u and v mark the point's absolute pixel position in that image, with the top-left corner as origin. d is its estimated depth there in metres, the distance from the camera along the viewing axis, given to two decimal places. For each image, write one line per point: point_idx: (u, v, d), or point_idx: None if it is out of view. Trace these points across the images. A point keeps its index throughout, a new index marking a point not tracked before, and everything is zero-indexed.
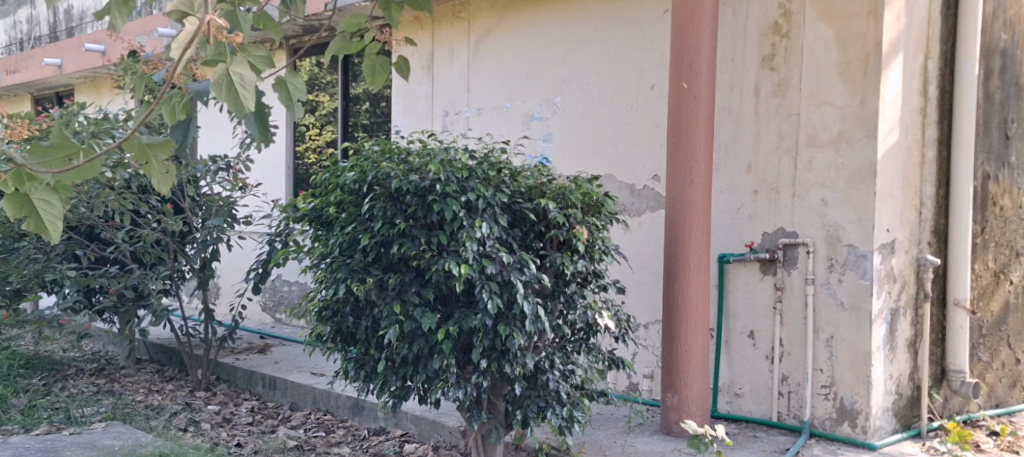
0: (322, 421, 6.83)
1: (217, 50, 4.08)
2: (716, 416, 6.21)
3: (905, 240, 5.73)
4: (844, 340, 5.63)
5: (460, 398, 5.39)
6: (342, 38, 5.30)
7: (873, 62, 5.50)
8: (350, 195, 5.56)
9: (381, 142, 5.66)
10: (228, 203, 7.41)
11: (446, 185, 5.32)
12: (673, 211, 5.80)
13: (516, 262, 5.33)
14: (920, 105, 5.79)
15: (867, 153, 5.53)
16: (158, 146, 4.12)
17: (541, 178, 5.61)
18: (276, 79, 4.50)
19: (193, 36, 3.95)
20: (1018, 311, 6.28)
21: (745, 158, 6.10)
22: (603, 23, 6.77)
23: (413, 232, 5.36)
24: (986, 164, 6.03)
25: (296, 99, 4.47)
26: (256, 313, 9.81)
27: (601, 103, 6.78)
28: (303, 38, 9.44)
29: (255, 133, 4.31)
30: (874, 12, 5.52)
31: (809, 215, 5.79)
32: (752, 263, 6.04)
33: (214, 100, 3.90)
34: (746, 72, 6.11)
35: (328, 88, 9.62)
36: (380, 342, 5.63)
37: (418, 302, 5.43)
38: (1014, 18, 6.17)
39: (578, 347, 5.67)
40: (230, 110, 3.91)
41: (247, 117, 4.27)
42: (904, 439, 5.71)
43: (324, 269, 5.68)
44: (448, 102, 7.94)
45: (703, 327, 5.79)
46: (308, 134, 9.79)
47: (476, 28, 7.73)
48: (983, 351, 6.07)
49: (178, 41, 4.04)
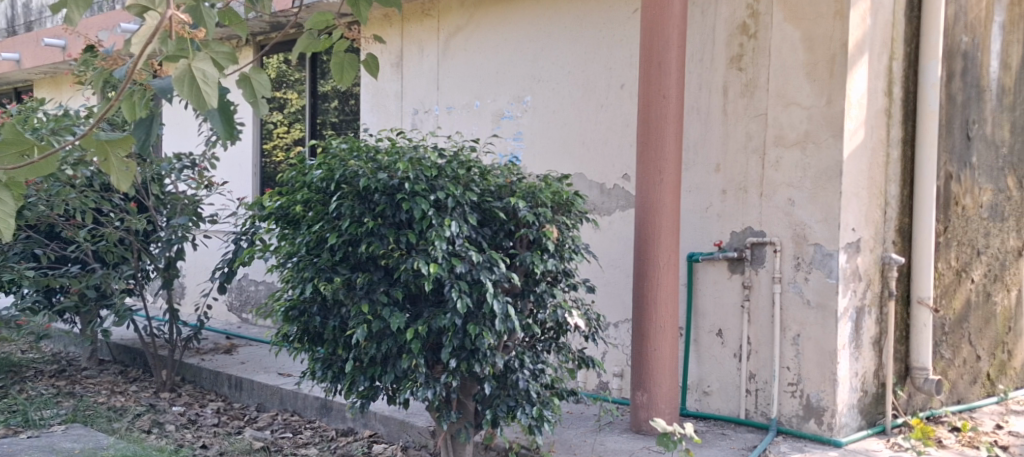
0: (290, 422, 6.77)
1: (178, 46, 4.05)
2: (685, 414, 6.25)
3: (870, 239, 5.80)
4: (810, 338, 5.70)
5: (430, 398, 5.38)
6: (310, 35, 5.22)
7: (839, 63, 5.57)
8: (318, 193, 5.52)
9: (349, 140, 5.62)
10: (194, 201, 7.31)
11: (415, 183, 5.29)
12: (642, 210, 5.83)
13: (486, 261, 5.32)
14: (885, 105, 5.86)
15: (834, 153, 5.58)
16: (118, 142, 4.04)
17: (511, 177, 5.61)
18: (241, 76, 4.44)
19: (155, 31, 3.86)
20: (979, 309, 6.39)
21: (713, 158, 6.15)
22: (572, 22, 6.78)
23: (382, 231, 5.32)
24: (948, 164, 6.11)
25: (260, 96, 4.42)
26: (222, 313, 9.70)
27: (570, 102, 6.79)
28: (270, 34, 9.35)
29: (220, 130, 4.25)
30: (840, 13, 5.58)
31: (777, 214, 5.85)
32: (720, 262, 6.08)
33: (177, 97, 3.84)
34: (714, 72, 6.16)
35: (297, 85, 9.54)
36: (348, 342, 5.59)
37: (387, 301, 5.38)
38: (975, 21, 6.27)
39: (548, 347, 5.67)
40: (193, 107, 3.85)
41: (211, 113, 4.21)
42: (869, 435, 5.79)
43: (291, 269, 5.62)
44: (418, 101, 7.90)
45: (672, 326, 5.82)
46: (276, 132, 9.69)
47: (446, 26, 7.70)
48: (946, 348, 6.17)
49: (138, 36, 3.93)
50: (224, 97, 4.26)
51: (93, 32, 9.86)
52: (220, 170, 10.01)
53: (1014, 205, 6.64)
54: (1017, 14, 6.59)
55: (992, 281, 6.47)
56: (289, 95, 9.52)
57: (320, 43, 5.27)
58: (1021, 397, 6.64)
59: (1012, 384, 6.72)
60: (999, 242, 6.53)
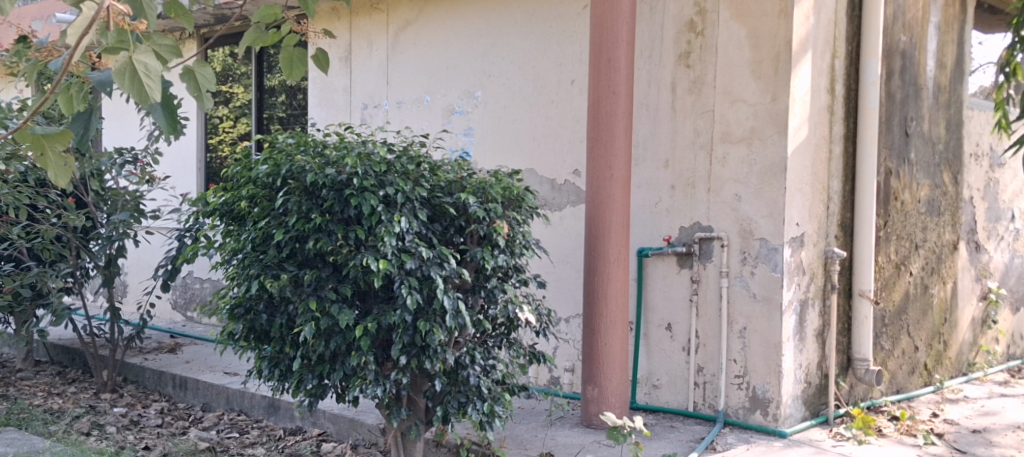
0: (235, 422, 6.66)
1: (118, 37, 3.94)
2: (635, 408, 6.31)
3: (813, 234, 5.93)
4: (756, 331, 5.81)
5: (380, 396, 5.34)
6: (258, 28, 5.12)
7: (784, 61, 5.68)
8: (264, 189, 5.44)
9: (295, 134, 5.56)
10: (135, 197, 7.16)
11: (364, 179, 5.25)
12: (593, 206, 5.88)
13: (436, 257, 5.30)
14: (828, 102, 6.00)
15: (778, 149, 5.70)
16: (55, 137, 3.89)
17: (461, 172, 5.60)
18: (184, 69, 4.33)
19: (91, 22, 3.72)
20: (917, 301, 6.59)
21: (662, 154, 6.22)
22: (522, 18, 6.79)
23: (330, 227, 5.26)
24: (888, 161, 6.27)
25: (205, 90, 4.31)
26: (166, 311, 9.50)
27: (520, 98, 6.81)
28: (214, 27, 9.20)
29: (163, 125, 4.12)
30: (784, 11, 5.68)
31: (723, 209, 5.94)
32: (670, 257, 6.16)
33: (117, 90, 3.72)
34: (663, 69, 6.24)
35: (243, 79, 9.42)
36: (296, 340, 5.51)
37: (335, 298, 5.31)
38: (913, 21, 6.44)
39: (499, 342, 5.67)
40: (134, 100, 3.74)
41: (153, 108, 4.09)
42: (813, 426, 5.92)
43: (236, 266, 5.54)
44: (367, 95, 7.83)
45: (622, 320, 5.88)
46: (221, 126, 9.53)
47: (395, 20, 7.63)
48: (886, 339, 6.33)
49: (75, 26, 3.83)
50: (167, 93, 4.14)
51: (25, 21, 9.57)
52: (162, 165, 9.79)
53: (950, 200, 6.86)
54: (952, 15, 6.80)
55: (929, 274, 6.68)
56: (235, 89, 9.39)
57: (269, 38, 5.19)
58: (956, 386, 6.86)
59: (947, 374, 6.93)
60: (935, 236, 6.74)
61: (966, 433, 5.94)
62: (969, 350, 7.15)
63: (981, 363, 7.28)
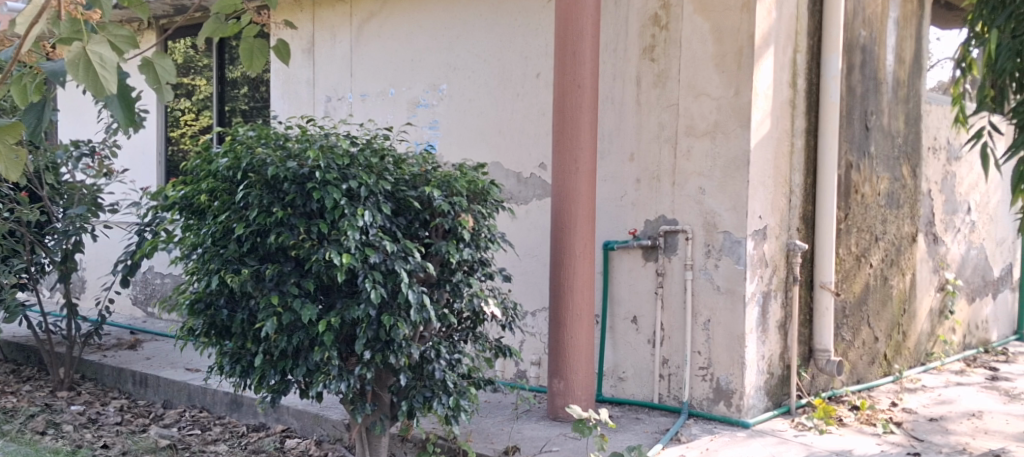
0: (197, 419, 6.58)
1: (73, 28, 3.83)
2: (601, 400, 6.34)
3: (776, 226, 6.00)
4: (719, 323, 5.87)
5: (343, 391, 5.29)
6: (217, 19, 5.03)
7: (746, 55, 5.73)
8: (224, 182, 5.36)
9: (256, 126, 5.48)
10: (92, 191, 6.99)
11: (326, 172, 5.19)
12: (558, 199, 5.89)
13: (400, 251, 5.26)
14: (790, 96, 6.06)
15: (741, 142, 5.75)
16: (5, 130, 3.58)
17: (426, 166, 5.56)
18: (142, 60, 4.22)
19: (43, 11, 3.61)
20: (877, 292, 6.70)
21: (628, 147, 6.25)
22: (487, 10, 6.77)
23: (292, 221, 5.19)
24: (849, 154, 6.35)
25: (164, 82, 4.23)
26: (125, 307, 9.34)
27: (485, 91, 6.79)
28: (173, 18, 9.03)
29: (119, 117, 4.01)
30: (747, 6, 5.73)
31: (687, 203, 5.99)
32: (635, 250, 6.19)
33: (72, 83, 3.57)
34: (627, 63, 6.26)
35: (205, 71, 9.28)
36: (257, 335, 5.43)
37: (298, 293, 5.25)
38: (872, 16, 6.53)
39: (465, 336, 5.66)
40: (90, 93, 3.59)
41: (110, 100, 3.96)
42: (775, 416, 5.99)
43: (196, 261, 5.44)
44: (331, 88, 7.75)
45: (588, 313, 5.91)
46: (183, 119, 9.40)
47: (358, 11, 7.55)
48: (847, 330, 6.43)
49: (25, 15, 3.68)
50: (124, 85, 4.06)
51: None
52: (121, 158, 9.63)
53: (909, 193, 6.98)
54: (910, 11, 6.91)
55: (888, 266, 6.80)
56: (197, 81, 9.26)
57: (228, 28, 5.10)
58: (914, 375, 6.99)
59: (906, 364, 7.06)
60: (894, 229, 6.86)
61: (924, 421, 6.06)
62: (926, 340, 7.28)
63: (938, 353, 7.43)
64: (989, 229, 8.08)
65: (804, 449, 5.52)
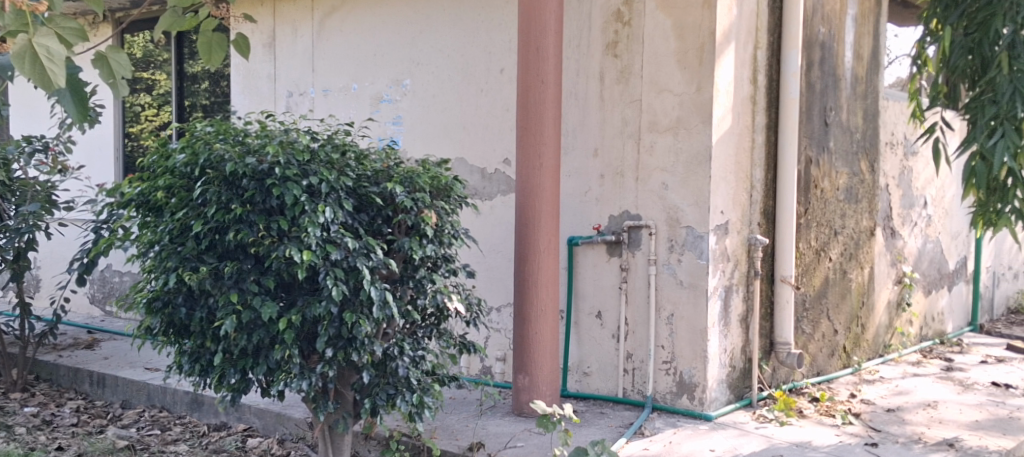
0: (157, 419, 6.48)
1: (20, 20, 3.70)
2: (565, 395, 6.37)
3: (737, 221, 6.05)
4: (682, 317, 5.92)
5: (305, 389, 5.24)
6: (174, 13, 4.93)
7: (708, 51, 5.77)
8: (181, 179, 5.26)
9: (215, 122, 5.39)
10: (46, 188, 6.83)
11: (286, 169, 5.12)
12: (521, 195, 5.90)
13: (362, 247, 5.21)
14: (751, 93, 6.12)
15: (703, 138, 5.80)
16: None
17: (388, 162, 5.52)
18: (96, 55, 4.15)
19: None
20: (836, 285, 6.81)
21: (592, 143, 6.26)
22: (450, 6, 6.75)
23: (251, 218, 5.11)
24: (808, 149, 6.44)
25: (119, 76, 4.13)
26: (82, 306, 9.16)
27: (449, 86, 6.77)
28: (130, 11, 8.88)
29: (72, 112, 3.92)
30: (708, 2, 5.78)
31: (651, 198, 6.02)
32: (599, 245, 6.21)
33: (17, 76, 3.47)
34: (591, 59, 6.27)
35: (166, 66, 9.15)
36: (217, 334, 5.35)
37: (258, 290, 5.17)
38: (831, 13, 6.63)
39: (429, 333, 5.62)
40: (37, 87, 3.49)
41: (62, 94, 3.89)
42: (737, 409, 6.06)
43: (153, 259, 5.33)
44: (292, 83, 7.66)
45: (552, 308, 5.92)
46: (143, 114, 9.26)
47: (320, 6, 7.47)
48: (807, 323, 6.52)
49: None
50: (78, 80, 3.98)
51: None
52: (76, 154, 9.44)
53: (867, 188, 7.10)
54: (868, 8, 7.01)
55: (848, 259, 6.91)
56: (158, 76, 9.12)
57: (186, 22, 5.00)
58: (872, 367, 7.12)
59: (865, 356, 7.19)
60: (853, 223, 6.97)
61: (881, 412, 6.17)
62: (884, 332, 7.42)
63: (896, 345, 7.57)
64: (944, 223, 8.25)
65: (765, 441, 5.58)
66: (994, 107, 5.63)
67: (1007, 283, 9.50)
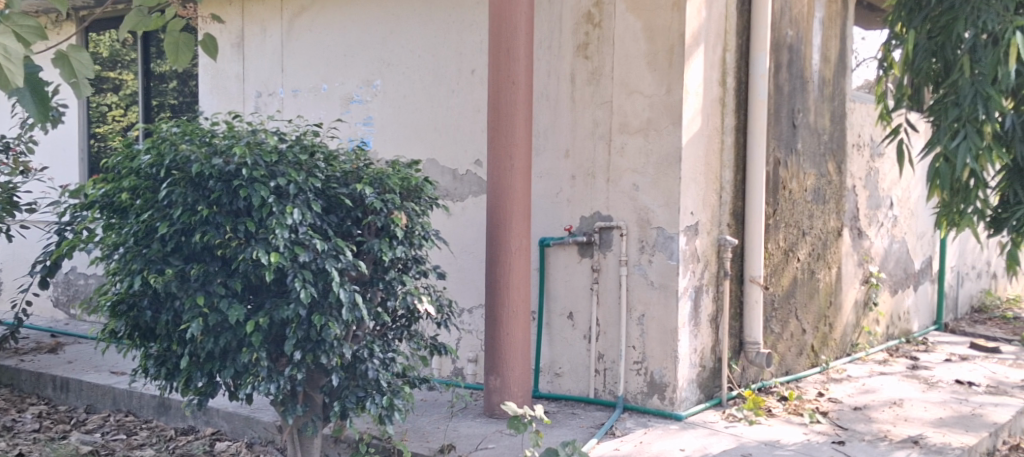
0: (122, 423, 6.39)
1: None
2: (537, 396, 6.37)
3: (707, 222, 6.09)
4: (653, 317, 5.94)
5: (273, 392, 5.17)
6: (140, 12, 4.84)
7: (677, 53, 5.81)
8: (146, 180, 5.18)
9: (180, 123, 5.32)
10: (8, 189, 6.69)
11: (254, 170, 5.04)
12: (492, 196, 5.89)
13: (331, 249, 5.15)
14: (720, 94, 6.16)
15: (674, 140, 5.82)
16: None
17: (358, 163, 5.48)
18: (57, 53, 4.08)
19: None
20: (804, 285, 6.88)
21: (563, 144, 6.27)
22: (420, 6, 6.72)
23: (217, 219, 5.03)
24: (777, 151, 6.50)
25: (81, 76, 4.06)
26: (45, 309, 9.00)
27: (420, 87, 6.74)
28: (94, 9, 8.75)
29: (32, 111, 3.85)
30: (677, 4, 5.81)
31: (622, 199, 6.04)
32: (570, 246, 6.22)
33: None
34: (561, 60, 6.28)
35: (133, 66, 9.03)
36: (183, 337, 5.27)
37: (225, 293, 5.09)
38: (799, 16, 6.70)
39: (399, 334, 5.59)
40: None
41: (21, 93, 3.82)
42: (707, 408, 6.10)
43: (118, 261, 5.23)
44: (260, 83, 7.58)
45: (523, 309, 5.91)
46: (111, 114, 9.13)
47: (289, 5, 7.41)
48: (775, 323, 6.59)
49: None
50: (38, 79, 3.91)
51: None
52: (39, 154, 9.31)
53: (834, 188, 7.19)
54: (835, 11, 7.10)
55: (815, 259, 6.99)
56: (125, 76, 9.01)
57: (152, 22, 4.90)
58: (840, 366, 7.21)
59: (832, 354, 7.27)
60: (821, 223, 7.05)
61: (848, 410, 6.24)
62: (852, 331, 7.51)
63: (863, 343, 7.67)
64: (909, 223, 8.37)
65: (734, 440, 5.63)
66: (957, 110, 5.67)
67: (971, 282, 9.67)
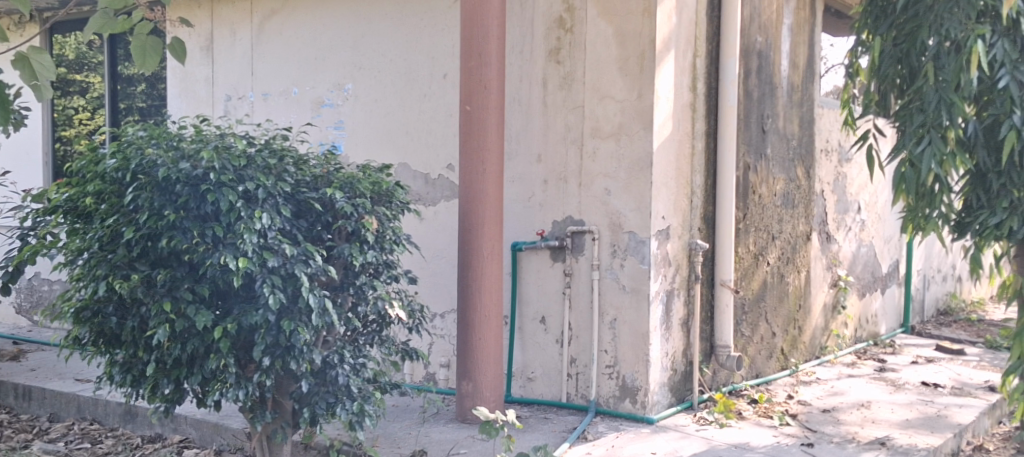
0: (87, 432, 6.30)
1: None
2: (510, 401, 6.36)
3: (678, 226, 6.13)
4: (625, 322, 5.96)
5: (241, 399, 5.10)
6: (105, 15, 4.68)
7: (648, 59, 5.84)
8: (112, 184, 5.10)
9: (148, 126, 5.20)
10: None
11: (221, 174, 4.95)
12: (464, 201, 5.88)
13: (301, 254, 5.06)
14: (690, 100, 6.20)
15: (645, 145, 5.85)
16: None
17: (328, 167, 5.45)
18: (17, 56, 3.99)
19: None
20: (773, 289, 6.94)
21: (535, 148, 6.28)
22: (392, 10, 6.69)
23: (185, 224, 4.94)
24: (747, 156, 6.56)
25: (42, 79, 3.98)
26: (6, 316, 8.86)
27: (392, 91, 6.71)
28: (58, 11, 8.64)
29: None
30: (647, 10, 5.84)
31: (594, 204, 6.06)
32: (543, 250, 6.23)
33: None
34: (534, 65, 6.29)
35: (100, 68, 8.93)
36: (150, 343, 5.16)
37: (192, 299, 4.99)
38: (767, 23, 6.76)
39: (370, 340, 5.52)
40: None
41: None
42: (678, 411, 6.13)
43: (82, 267, 5.13)
44: (230, 87, 7.52)
45: (495, 314, 5.90)
46: (77, 117, 9.11)
47: (259, 9, 7.34)
48: (745, 326, 6.64)
49: None
50: None
51: None
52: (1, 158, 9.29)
53: (803, 193, 7.27)
54: (803, 18, 7.19)
55: (785, 263, 7.06)
56: (91, 78, 8.92)
57: (118, 25, 4.74)
58: (809, 369, 7.28)
59: (802, 357, 7.34)
60: (790, 228, 7.12)
61: (817, 412, 6.30)
62: (821, 334, 7.59)
63: (832, 346, 7.75)
64: (877, 227, 8.48)
65: (705, 443, 5.66)
66: (922, 116, 5.67)
67: (937, 285, 9.82)
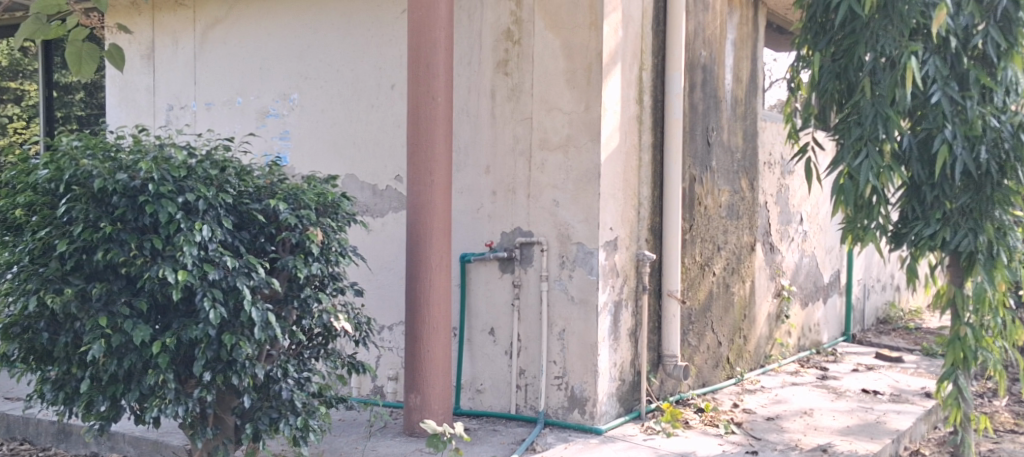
0: (18, 452, 6.09)
1: None
2: (458, 413, 6.32)
3: (626, 237, 6.16)
4: (573, 332, 5.97)
5: (181, 415, 4.94)
6: (38, 20, 4.45)
7: (595, 71, 5.88)
8: (44, 195, 4.92)
9: (82, 137, 5.06)
10: None
11: (160, 185, 4.82)
12: (412, 212, 5.84)
13: (242, 266, 4.95)
14: (636, 112, 6.25)
15: (592, 156, 5.88)
16: None
17: (272, 178, 5.35)
18: None
19: None
20: (718, 299, 7.03)
21: (483, 160, 6.28)
22: (338, 20, 6.63)
23: (122, 236, 4.80)
24: (692, 168, 6.64)
25: None
26: None
27: (338, 101, 6.65)
28: None
29: None
30: (594, 23, 5.89)
31: (542, 215, 6.07)
32: (491, 262, 6.22)
33: None
34: (481, 76, 6.29)
35: (36, 76, 9.19)
36: (84, 359, 4.97)
37: (129, 313, 4.84)
38: (711, 38, 6.87)
39: (316, 353, 5.40)
40: None
41: None
42: (626, 421, 6.15)
43: (9, 281, 4.90)
44: (172, 96, 7.37)
45: (443, 326, 5.85)
46: (12, 127, 9.31)
47: (202, 17, 7.21)
48: (692, 336, 6.71)
49: None
50: None
51: None
52: None
53: (747, 205, 7.39)
54: (746, 34, 7.32)
55: (730, 273, 7.16)
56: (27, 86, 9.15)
57: (51, 31, 4.52)
58: (754, 377, 7.39)
59: (746, 366, 7.45)
60: (734, 239, 7.22)
61: (761, 420, 6.39)
62: (765, 343, 7.71)
63: (775, 355, 7.87)
64: (818, 238, 8.68)
65: (652, 452, 5.69)
66: (859, 129, 5.75)
67: (876, 294, 10.06)
